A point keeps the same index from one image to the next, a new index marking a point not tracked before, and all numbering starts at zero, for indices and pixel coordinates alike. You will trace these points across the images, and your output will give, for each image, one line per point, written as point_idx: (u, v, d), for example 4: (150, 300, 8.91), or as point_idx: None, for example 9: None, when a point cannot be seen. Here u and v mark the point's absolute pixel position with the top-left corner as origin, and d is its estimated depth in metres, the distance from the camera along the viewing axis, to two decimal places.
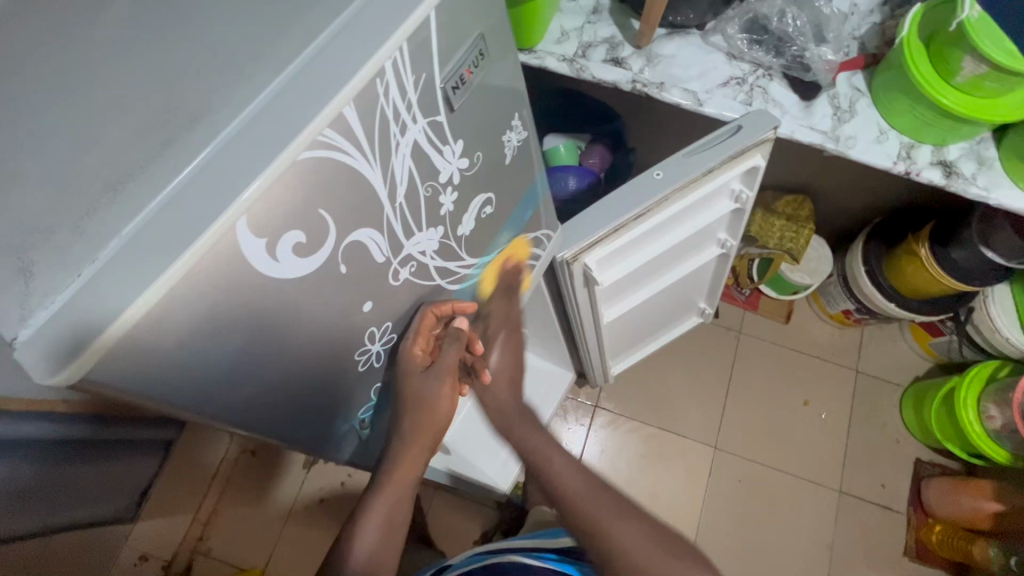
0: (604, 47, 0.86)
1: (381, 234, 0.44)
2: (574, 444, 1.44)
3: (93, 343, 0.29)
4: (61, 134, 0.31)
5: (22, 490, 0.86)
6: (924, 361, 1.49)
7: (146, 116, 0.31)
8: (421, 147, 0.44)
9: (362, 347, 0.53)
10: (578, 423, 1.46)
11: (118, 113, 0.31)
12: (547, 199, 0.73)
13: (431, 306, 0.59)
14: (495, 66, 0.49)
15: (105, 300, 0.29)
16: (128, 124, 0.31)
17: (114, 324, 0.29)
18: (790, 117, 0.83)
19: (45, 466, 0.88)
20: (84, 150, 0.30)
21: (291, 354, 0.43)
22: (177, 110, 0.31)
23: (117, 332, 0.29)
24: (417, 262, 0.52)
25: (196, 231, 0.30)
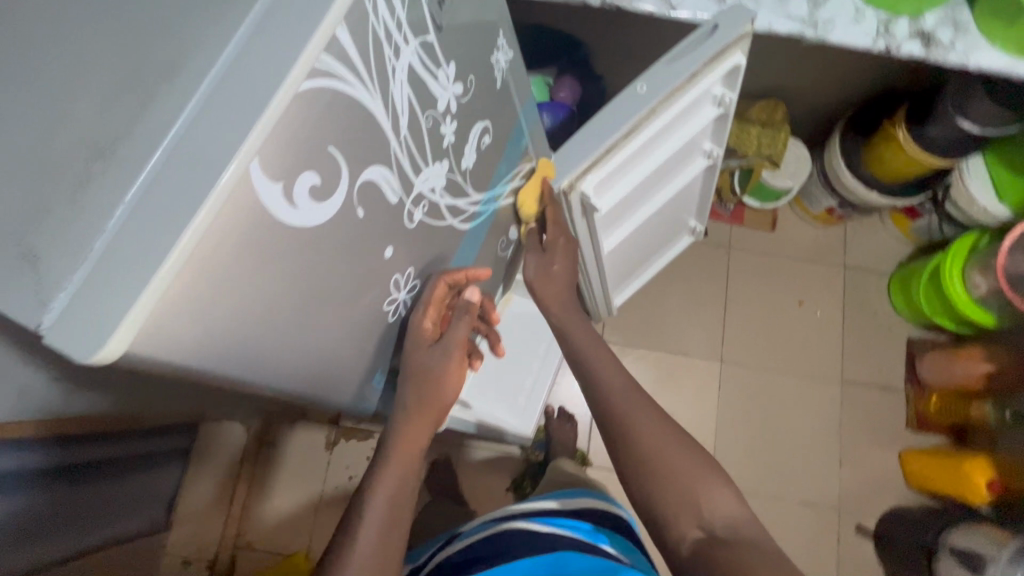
0: None
1: (392, 173, 0.38)
2: None
3: (108, 335, 0.23)
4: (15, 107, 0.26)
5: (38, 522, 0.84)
6: (906, 244, 1.53)
7: (108, 68, 0.26)
8: (418, 68, 0.37)
9: (390, 294, 0.47)
10: None
11: (72, 70, 0.26)
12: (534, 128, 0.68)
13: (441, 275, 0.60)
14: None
15: (120, 281, 0.24)
16: (90, 81, 0.26)
17: (134, 312, 0.23)
18: (768, 11, 0.80)
19: (58, 493, 0.87)
20: (52, 119, 0.26)
21: (321, 321, 0.39)
22: (141, 57, 0.26)
23: (138, 320, 0.24)
24: (428, 202, 0.45)
25: (207, 181, 0.25)
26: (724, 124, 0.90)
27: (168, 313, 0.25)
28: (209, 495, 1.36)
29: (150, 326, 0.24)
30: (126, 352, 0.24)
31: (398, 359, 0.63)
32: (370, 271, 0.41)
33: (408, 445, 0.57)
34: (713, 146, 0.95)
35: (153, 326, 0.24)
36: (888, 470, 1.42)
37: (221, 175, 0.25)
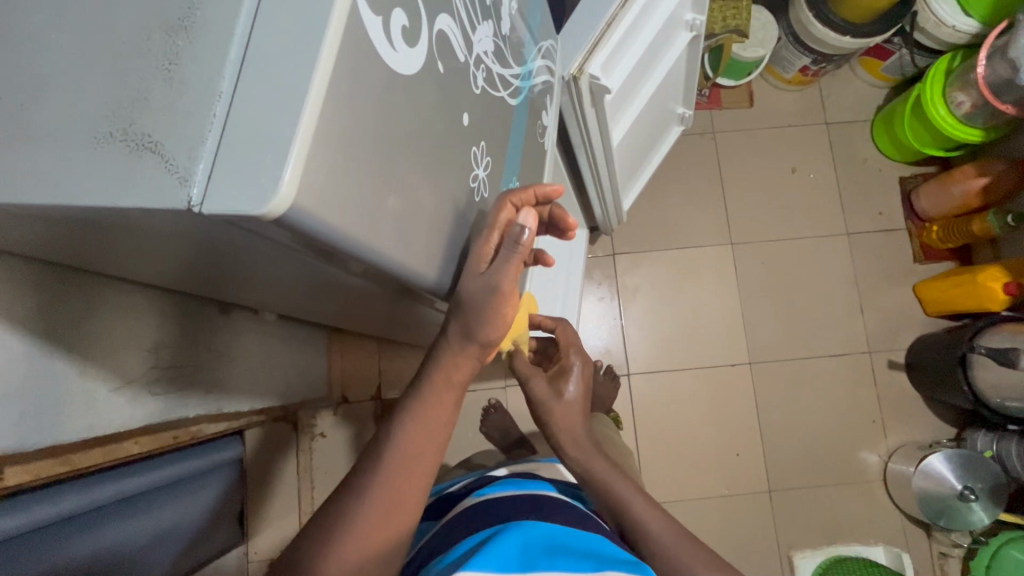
0: None
1: (454, 21, 0.34)
2: (609, 296, 1.49)
3: (275, 178, 0.21)
4: (93, 21, 0.25)
5: (125, 555, 0.84)
6: (880, 89, 1.55)
7: None
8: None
9: (473, 173, 0.40)
10: (605, 277, 1.50)
11: None
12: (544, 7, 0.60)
13: (508, 194, 0.45)
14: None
15: (265, 129, 0.22)
16: None
17: (293, 152, 0.21)
18: None
19: (135, 523, 0.86)
20: (130, 15, 0.25)
21: (429, 210, 0.35)
22: None
23: (300, 157, 0.22)
24: (486, 67, 0.39)
25: (322, 9, 0.23)
26: None
27: (318, 162, 0.23)
28: (274, 497, 1.35)
29: (310, 166, 0.22)
30: (294, 201, 0.22)
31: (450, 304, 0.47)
32: (456, 149, 0.37)
33: (448, 380, 0.47)
34: (695, 16, 0.93)
35: (310, 176, 0.23)
36: (907, 304, 1.48)
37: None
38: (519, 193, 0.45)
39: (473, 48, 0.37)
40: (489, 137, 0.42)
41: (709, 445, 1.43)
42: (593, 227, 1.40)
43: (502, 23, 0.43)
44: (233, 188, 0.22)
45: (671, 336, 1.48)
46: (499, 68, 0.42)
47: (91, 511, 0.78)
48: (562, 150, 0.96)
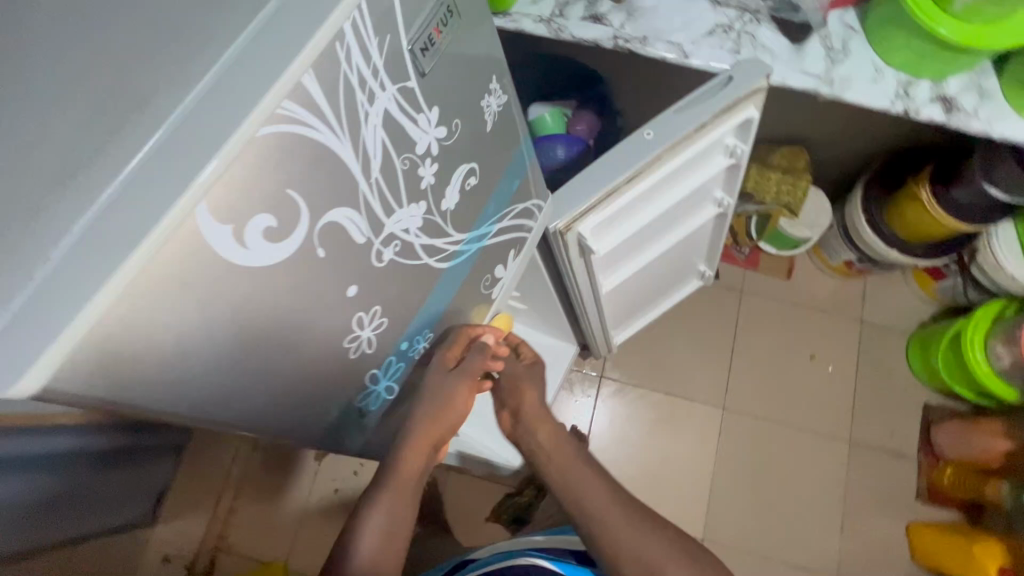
0: (582, 4, 0.78)
1: (358, 212, 0.35)
2: (581, 417, 1.44)
3: (36, 355, 0.24)
4: None
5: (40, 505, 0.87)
6: (928, 306, 1.48)
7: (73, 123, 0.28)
8: (395, 110, 0.35)
9: (352, 333, 0.42)
10: (585, 395, 1.46)
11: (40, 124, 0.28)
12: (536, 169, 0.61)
13: (463, 326, 0.68)
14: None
15: (44, 318, 0.25)
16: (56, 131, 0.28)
17: (49, 351, 0.24)
18: (784, 65, 0.75)
19: (68, 478, 0.89)
20: (19, 162, 0.27)
21: (274, 361, 0.38)
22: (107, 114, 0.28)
23: (66, 345, 0.25)
24: (402, 241, 0.41)
25: (145, 226, 0.25)
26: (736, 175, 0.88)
27: (94, 347, 0.26)
28: (198, 491, 1.36)
29: (79, 350, 0.26)
30: (49, 380, 0.25)
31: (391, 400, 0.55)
32: (328, 312, 0.38)
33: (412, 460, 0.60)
34: (725, 195, 0.93)
35: (77, 360, 0.26)
36: (894, 540, 1.34)
37: (161, 218, 0.25)
38: (473, 327, 0.68)
39: (383, 230, 0.38)
40: (390, 298, 0.44)
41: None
42: (586, 345, 1.38)
43: (447, 199, 0.44)
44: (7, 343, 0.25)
45: (630, 481, 1.40)
46: (424, 240, 0.44)
47: (51, 463, 0.83)
48: (555, 276, 0.97)
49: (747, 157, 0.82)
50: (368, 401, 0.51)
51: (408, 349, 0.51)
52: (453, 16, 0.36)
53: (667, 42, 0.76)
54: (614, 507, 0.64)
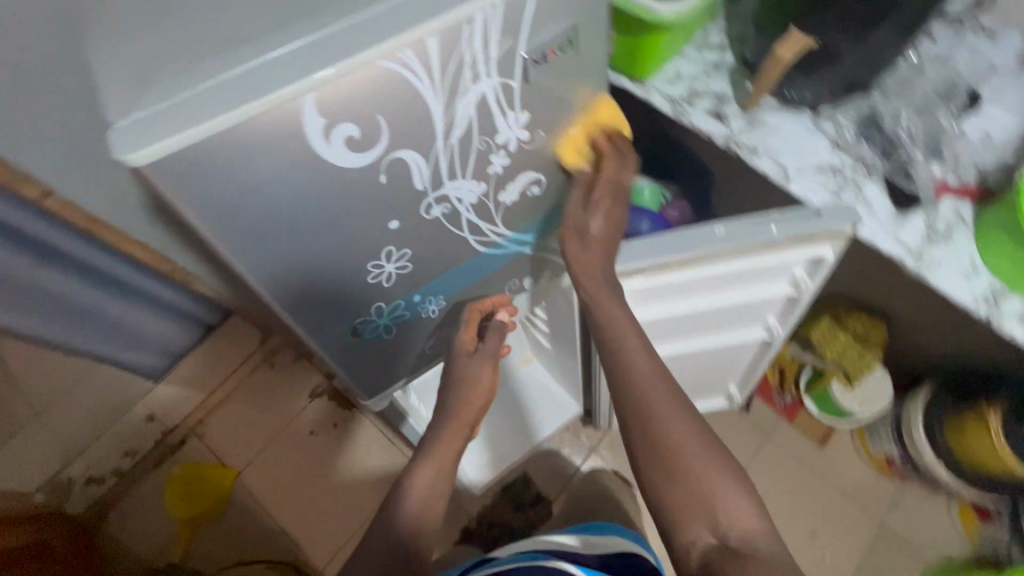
0: (710, 99, 0.83)
1: (426, 162, 0.41)
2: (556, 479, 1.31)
3: (146, 143, 0.31)
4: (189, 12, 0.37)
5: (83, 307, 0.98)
6: (964, 547, 1.32)
7: None
8: (491, 97, 0.41)
9: (376, 262, 0.47)
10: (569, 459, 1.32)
11: None
12: None
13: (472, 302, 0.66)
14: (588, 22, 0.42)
15: (165, 122, 0.32)
16: None
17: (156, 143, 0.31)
18: (877, 224, 0.75)
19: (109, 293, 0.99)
20: None
21: (305, 258, 0.43)
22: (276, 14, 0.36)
23: (170, 146, 0.32)
24: (453, 207, 0.46)
25: (266, 89, 0.32)
26: (794, 309, 0.88)
27: (185, 159, 0.33)
28: (206, 369, 1.41)
29: (173, 155, 0.32)
30: (143, 165, 0.32)
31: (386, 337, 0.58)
32: (368, 238, 0.44)
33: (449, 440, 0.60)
34: (776, 323, 0.92)
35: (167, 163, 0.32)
36: None
37: (280, 88, 0.32)
38: (483, 302, 0.67)
39: (441, 189, 0.44)
40: (421, 251, 0.49)
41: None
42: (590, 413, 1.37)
43: (507, 193, 0.50)
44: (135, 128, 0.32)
45: None
46: (472, 216, 0.49)
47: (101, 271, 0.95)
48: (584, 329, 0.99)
49: (809, 293, 0.82)
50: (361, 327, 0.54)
51: (416, 304, 0.55)
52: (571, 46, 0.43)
53: (774, 160, 0.79)
54: (662, 385, 0.55)
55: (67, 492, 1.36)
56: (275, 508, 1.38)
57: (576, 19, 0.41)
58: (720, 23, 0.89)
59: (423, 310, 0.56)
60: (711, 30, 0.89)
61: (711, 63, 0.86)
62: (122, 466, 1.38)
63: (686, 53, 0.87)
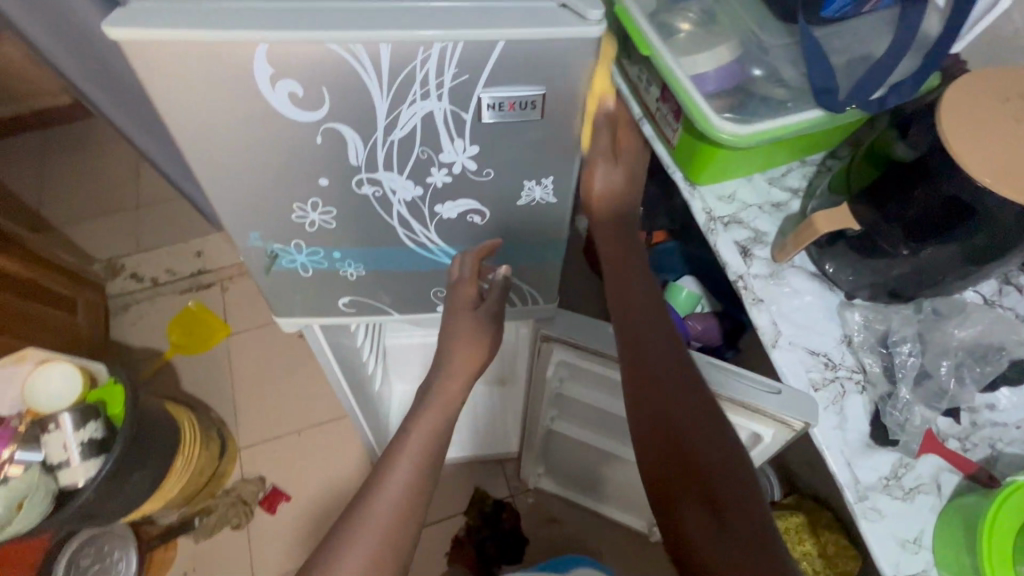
0: (748, 233, 0.79)
1: (362, 145, 0.46)
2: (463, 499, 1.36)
3: (125, 27, 0.38)
4: None
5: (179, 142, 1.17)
6: None
7: None
8: (440, 118, 0.44)
9: (301, 206, 0.52)
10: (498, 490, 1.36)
11: None
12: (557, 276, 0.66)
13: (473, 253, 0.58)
14: (557, 98, 0.45)
15: (148, 18, 0.39)
16: None
17: (128, 28, 0.38)
18: (841, 443, 0.67)
19: None
20: None
21: (235, 175, 0.48)
22: None
23: (141, 36, 0.38)
24: (384, 193, 0.51)
25: (230, 26, 0.38)
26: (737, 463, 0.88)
27: (151, 51, 0.39)
28: None
29: (141, 45, 0.39)
30: (118, 41, 0.39)
31: (298, 289, 0.62)
32: (298, 184, 0.49)
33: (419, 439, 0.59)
34: None
35: (135, 45, 0.39)
36: None
37: (240, 30, 0.38)
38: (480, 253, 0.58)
39: (375, 172, 0.48)
40: (348, 218, 0.53)
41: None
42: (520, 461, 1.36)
43: (443, 207, 0.53)
44: (129, 15, 0.39)
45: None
46: (404, 211, 0.53)
47: None
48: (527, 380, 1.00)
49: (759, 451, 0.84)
50: (278, 255, 0.57)
51: (335, 261, 0.58)
52: (534, 109, 0.45)
53: (772, 320, 0.74)
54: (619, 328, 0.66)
55: (113, 275, 1.64)
56: (237, 375, 1.54)
57: (545, 89, 0.44)
58: (806, 169, 0.84)
59: (343, 270, 0.59)
60: (792, 171, 0.84)
61: (772, 201, 0.82)
62: (159, 277, 1.64)
63: (754, 180, 0.84)
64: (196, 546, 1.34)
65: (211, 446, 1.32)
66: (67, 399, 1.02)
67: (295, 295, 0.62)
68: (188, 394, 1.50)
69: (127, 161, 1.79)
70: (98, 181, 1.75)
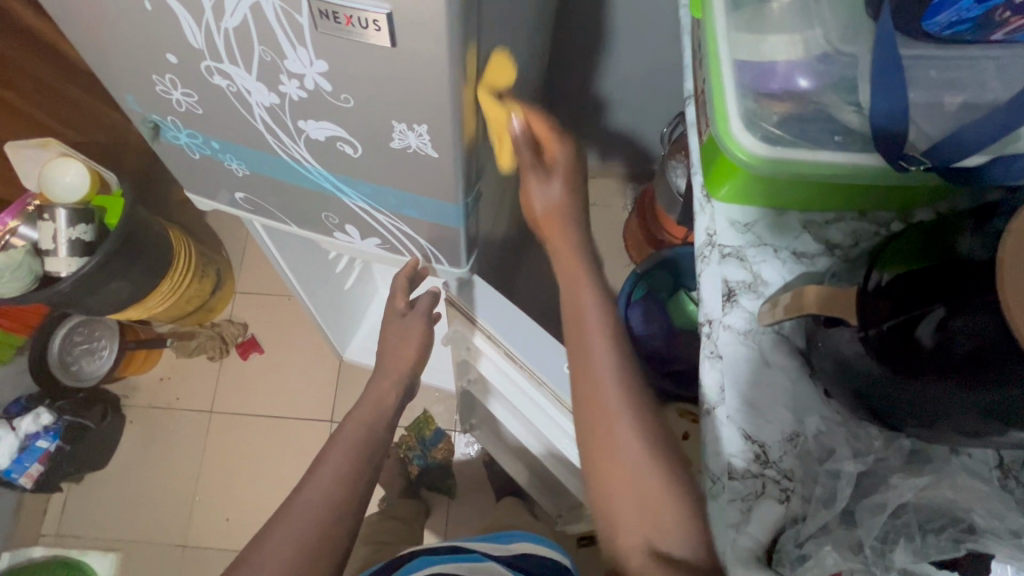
0: (746, 275, 0.65)
1: (196, 24, 0.40)
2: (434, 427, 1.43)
3: None
4: None
5: None
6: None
7: None
8: (271, 13, 0.37)
9: (163, 79, 0.47)
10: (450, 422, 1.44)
11: None
12: (460, 236, 0.59)
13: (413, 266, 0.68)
14: (413, 27, 0.35)
15: None
16: None
17: None
18: (729, 544, 0.57)
19: None
20: None
21: (87, 22, 0.44)
22: None
23: None
24: (238, 89, 0.45)
25: None
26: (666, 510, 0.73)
27: None
28: None
29: None
30: None
31: (192, 165, 0.59)
32: (151, 51, 0.44)
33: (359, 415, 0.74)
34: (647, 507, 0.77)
35: None
36: None
37: None
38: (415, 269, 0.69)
39: (220, 63, 0.42)
40: (213, 104, 0.48)
41: (230, 487, 1.42)
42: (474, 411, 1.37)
43: (307, 125, 0.47)
44: None
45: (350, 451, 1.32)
46: (267, 118, 0.47)
47: None
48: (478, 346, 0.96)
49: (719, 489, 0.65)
50: (159, 126, 0.54)
51: (215, 150, 0.55)
52: (378, 32, 0.36)
53: (721, 383, 0.62)
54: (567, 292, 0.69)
55: None
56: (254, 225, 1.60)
57: (390, 8, 0.34)
58: (860, 225, 0.66)
59: (227, 162, 0.57)
60: (840, 222, 0.67)
61: (796, 248, 0.66)
62: None
63: (786, 215, 0.67)
64: (174, 361, 1.49)
65: (205, 279, 1.40)
66: (77, 194, 1.09)
67: (187, 168, 0.60)
68: (207, 228, 1.59)
69: None
70: None
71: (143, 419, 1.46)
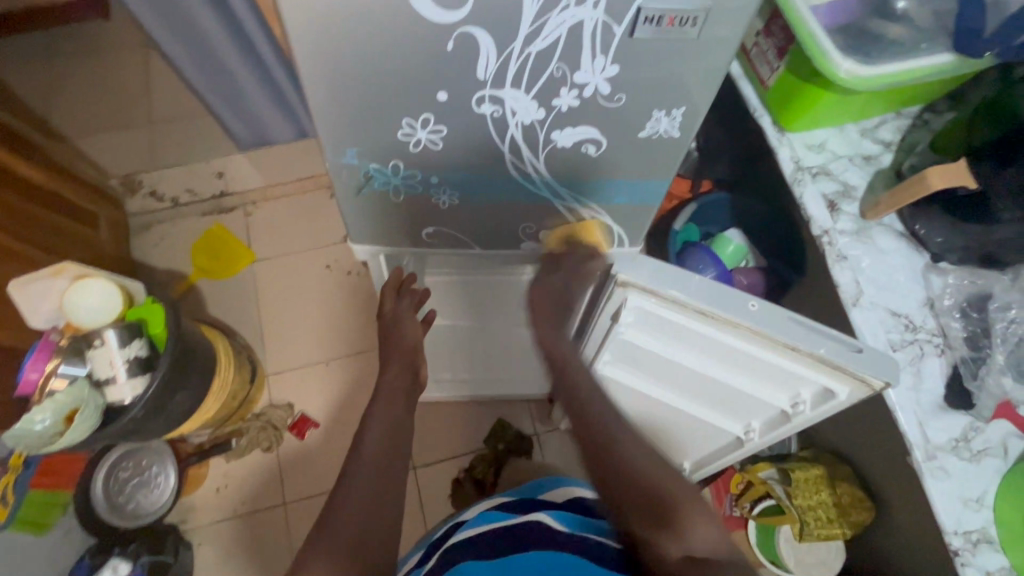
0: (835, 185, 0.76)
1: (495, 57, 0.51)
2: None
3: None
4: None
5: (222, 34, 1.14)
6: None
7: None
8: (587, 34, 0.49)
9: (416, 118, 0.57)
10: None
11: None
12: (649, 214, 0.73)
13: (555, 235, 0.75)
14: (717, 15, 0.47)
15: None
16: None
17: None
18: (915, 403, 0.68)
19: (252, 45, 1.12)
20: None
21: (385, 68, 0.52)
22: None
23: None
24: (503, 112, 0.57)
25: None
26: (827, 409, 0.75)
27: None
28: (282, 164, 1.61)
29: None
30: None
31: (395, 206, 0.70)
32: (427, 86, 0.54)
33: None
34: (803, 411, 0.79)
35: None
36: None
37: None
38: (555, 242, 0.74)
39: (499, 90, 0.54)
40: (462, 132, 0.59)
41: None
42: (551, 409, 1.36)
43: (561, 134, 0.59)
44: None
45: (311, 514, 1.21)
46: (519, 135, 0.59)
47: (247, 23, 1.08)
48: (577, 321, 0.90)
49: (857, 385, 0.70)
50: (373, 175, 0.65)
51: (429, 186, 0.67)
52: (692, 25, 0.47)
53: (854, 278, 0.72)
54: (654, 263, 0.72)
55: (131, 193, 1.56)
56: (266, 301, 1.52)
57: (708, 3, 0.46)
58: (900, 121, 0.80)
59: (434, 196, 0.69)
60: (885, 124, 0.80)
61: (863, 154, 0.78)
62: (179, 198, 1.57)
63: (844, 128, 0.79)
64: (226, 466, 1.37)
65: (241, 368, 1.32)
66: (106, 316, 0.99)
67: (382, 215, 0.72)
68: (216, 319, 1.49)
69: (139, 71, 1.70)
70: (113, 95, 1.67)
71: (212, 538, 1.32)
